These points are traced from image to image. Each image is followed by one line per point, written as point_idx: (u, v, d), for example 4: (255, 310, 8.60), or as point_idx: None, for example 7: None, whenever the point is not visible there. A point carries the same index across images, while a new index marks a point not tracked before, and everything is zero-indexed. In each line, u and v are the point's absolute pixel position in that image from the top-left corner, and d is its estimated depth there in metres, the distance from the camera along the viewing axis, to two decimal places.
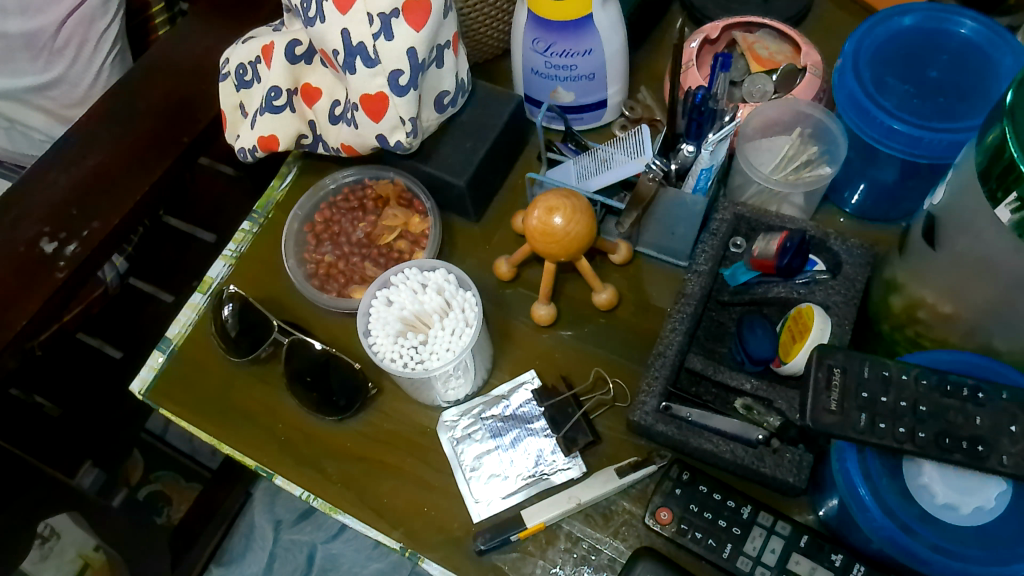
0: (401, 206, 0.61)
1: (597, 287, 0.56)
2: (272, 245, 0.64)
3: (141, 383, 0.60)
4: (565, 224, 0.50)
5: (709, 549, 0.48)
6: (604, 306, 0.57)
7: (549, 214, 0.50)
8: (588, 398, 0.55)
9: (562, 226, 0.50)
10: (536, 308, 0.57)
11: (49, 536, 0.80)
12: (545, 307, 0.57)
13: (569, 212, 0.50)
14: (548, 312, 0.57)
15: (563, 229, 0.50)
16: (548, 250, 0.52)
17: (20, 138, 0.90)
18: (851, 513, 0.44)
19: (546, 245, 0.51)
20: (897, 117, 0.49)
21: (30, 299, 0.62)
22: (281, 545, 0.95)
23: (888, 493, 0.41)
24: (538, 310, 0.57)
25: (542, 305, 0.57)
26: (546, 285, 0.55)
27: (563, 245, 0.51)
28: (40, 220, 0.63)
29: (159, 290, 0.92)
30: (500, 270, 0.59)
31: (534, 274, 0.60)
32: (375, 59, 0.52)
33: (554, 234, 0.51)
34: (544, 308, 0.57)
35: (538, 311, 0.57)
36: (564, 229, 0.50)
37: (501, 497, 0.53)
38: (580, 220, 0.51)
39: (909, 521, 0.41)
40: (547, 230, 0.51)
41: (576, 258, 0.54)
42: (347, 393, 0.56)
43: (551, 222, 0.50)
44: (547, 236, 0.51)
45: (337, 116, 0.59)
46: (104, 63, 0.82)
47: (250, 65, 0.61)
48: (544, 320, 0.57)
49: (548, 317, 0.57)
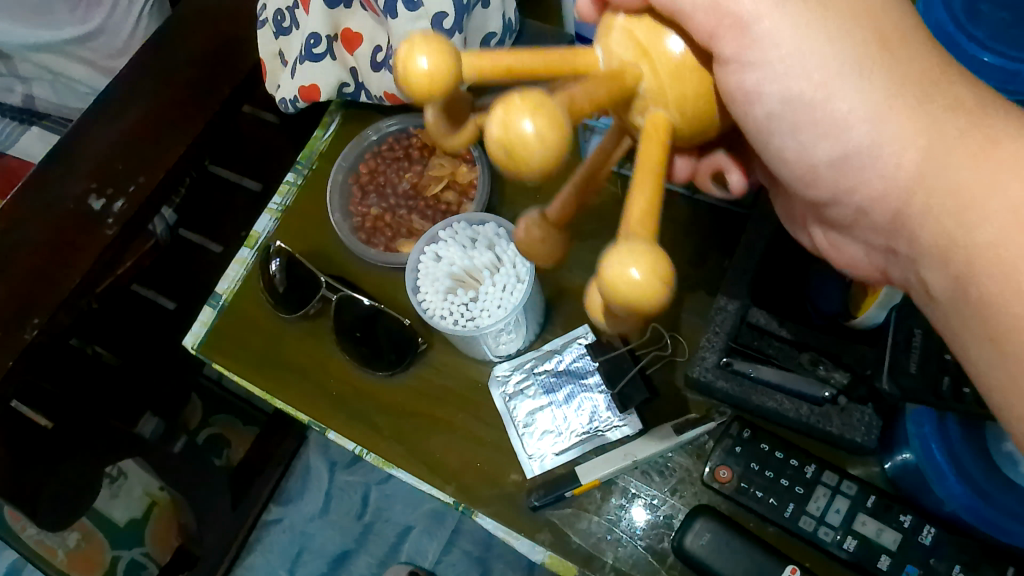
0: (447, 154, 0.60)
1: (646, 266, 0.21)
2: (318, 197, 0.62)
3: (192, 338, 0.60)
4: (670, 58, 0.24)
5: (770, 508, 0.47)
6: (625, 310, 0.22)
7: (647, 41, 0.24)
8: (645, 351, 0.53)
9: (649, 81, 0.24)
10: (432, 43, 0.22)
11: (117, 476, 0.94)
12: (441, 65, 0.22)
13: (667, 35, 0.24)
14: (440, 81, 0.23)
15: (652, 86, 0.24)
16: (593, 88, 0.22)
17: (65, 90, 0.86)
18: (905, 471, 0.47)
19: (617, 77, 0.23)
20: (989, 48, 0.43)
21: (81, 260, 0.57)
22: (336, 486, 0.95)
23: (937, 446, 0.44)
24: (510, 96, 0.20)
25: (439, 55, 0.22)
26: (493, 76, 0.23)
27: (639, 121, 0.24)
28: (87, 175, 0.58)
29: (207, 239, 0.93)
30: (398, 66, 0.23)
31: (524, 124, 0.20)
32: (417, 2, 0.50)
33: (603, 57, 0.24)
34: (536, 127, 0.20)
35: (424, 57, 0.22)
36: (670, 68, 0.24)
37: (554, 453, 0.53)
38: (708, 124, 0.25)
39: (963, 461, 0.44)
40: (628, 53, 0.24)
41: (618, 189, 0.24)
42: (397, 348, 0.56)
43: (664, 37, 0.24)
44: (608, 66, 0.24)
45: (379, 63, 0.57)
46: (141, 14, 0.76)
47: (287, 11, 0.59)
48: (490, 137, 0.21)
49: (520, 168, 0.21)
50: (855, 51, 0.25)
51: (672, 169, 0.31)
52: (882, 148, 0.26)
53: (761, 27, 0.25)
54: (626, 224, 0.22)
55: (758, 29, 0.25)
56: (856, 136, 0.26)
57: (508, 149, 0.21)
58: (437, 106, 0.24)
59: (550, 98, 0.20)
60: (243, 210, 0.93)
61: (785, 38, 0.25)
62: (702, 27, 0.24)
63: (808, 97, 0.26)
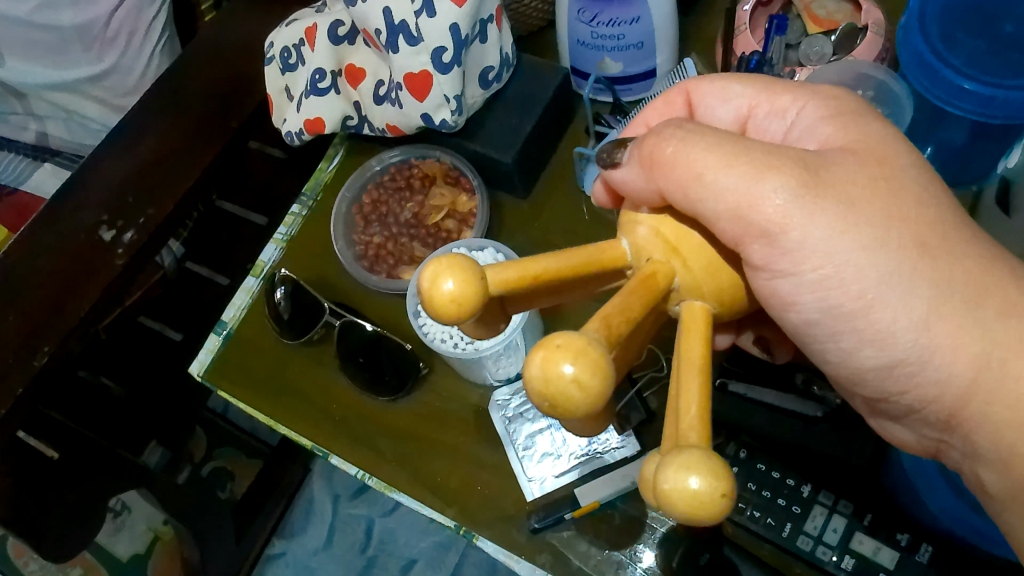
0: (448, 184, 0.62)
1: (706, 478, 0.22)
2: (322, 227, 0.64)
3: (198, 365, 0.61)
4: (699, 255, 0.28)
5: (767, 527, 0.47)
6: (692, 522, 0.23)
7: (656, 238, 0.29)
8: (641, 374, 0.54)
9: (684, 276, 0.28)
10: (454, 269, 0.26)
11: (121, 510, 0.93)
12: (466, 288, 0.25)
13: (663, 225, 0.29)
14: (466, 301, 0.26)
15: (687, 279, 0.28)
16: (635, 299, 0.26)
17: (79, 128, 0.89)
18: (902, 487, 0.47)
19: (653, 280, 0.27)
20: (968, 75, 0.45)
21: (91, 289, 0.58)
22: (340, 519, 0.95)
23: (932, 468, 0.45)
24: (550, 342, 0.23)
25: (463, 280, 0.25)
26: (523, 285, 0.27)
27: (681, 310, 0.29)
28: (98, 207, 0.60)
29: (215, 273, 0.94)
30: (424, 290, 0.26)
31: (565, 369, 0.23)
32: (419, 37, 0.52)
33: (631, 250, 0.29)
34: (576, 372, 0.23)
35: (449, 282, 0.25)
36: (702, 262, 0.28)
37: (554, 475, 0.53)
38: (738, 306, 0.30)
39: (958, 482, 0.44)
40: (658, 250, 0.28)
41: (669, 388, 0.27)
42: (399, 372, 0.57)
43: (689, 235, 0.29)
44: (640, 262, 0.29)
45: (381, 96, 0.59)
46: (154, 51, 0.79)
47: (293, 48, 0.62)
48: (532, 383, 0.24)
49: (570, 409, 0.23)
50: (885, 241, 0.28)
51: (715, 341, 0.41)
52: (885, 284, 0.29)
53: (790, 237, 0.28)
54: (687, 439, 0.24)
55: (788, 237, 0.28)
56: (824, 228, 0.28)
57: (552, 401, 0.23)
58: (465, 321, 0.27)
59: (588, 341, 0.23)
60: (249, 243, 0.95)
61: (821, 243, 0.28)
62: (728, 232, 0.28)
63: (817, 236, 0.28)
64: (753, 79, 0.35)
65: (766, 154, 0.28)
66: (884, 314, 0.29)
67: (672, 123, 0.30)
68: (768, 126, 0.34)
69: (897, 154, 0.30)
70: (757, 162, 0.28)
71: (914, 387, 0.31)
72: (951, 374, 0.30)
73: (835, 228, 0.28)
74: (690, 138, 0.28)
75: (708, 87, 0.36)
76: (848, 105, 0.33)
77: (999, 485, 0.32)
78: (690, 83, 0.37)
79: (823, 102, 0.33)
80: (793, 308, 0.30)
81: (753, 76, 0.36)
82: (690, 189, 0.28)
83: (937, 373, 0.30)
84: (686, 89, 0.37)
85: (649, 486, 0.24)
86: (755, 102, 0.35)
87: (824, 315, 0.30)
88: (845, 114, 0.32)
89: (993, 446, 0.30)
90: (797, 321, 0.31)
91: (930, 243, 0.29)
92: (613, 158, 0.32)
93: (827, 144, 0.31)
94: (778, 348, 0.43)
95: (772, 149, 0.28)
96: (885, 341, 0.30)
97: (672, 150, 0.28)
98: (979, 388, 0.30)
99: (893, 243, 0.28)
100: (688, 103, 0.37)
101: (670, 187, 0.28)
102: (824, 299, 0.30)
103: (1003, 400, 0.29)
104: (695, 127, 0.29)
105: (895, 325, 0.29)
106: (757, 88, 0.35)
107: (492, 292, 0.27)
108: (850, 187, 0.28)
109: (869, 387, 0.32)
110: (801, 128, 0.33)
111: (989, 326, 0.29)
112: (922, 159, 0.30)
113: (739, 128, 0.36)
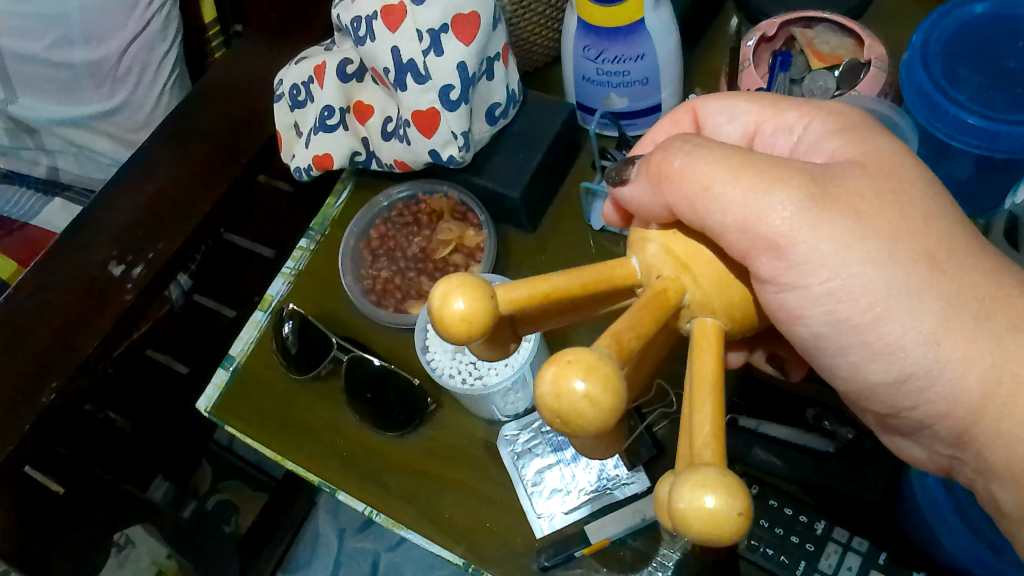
0: (455, 220, 0.62)
1: (720, 495, 0.22)
2: (330, 262, 0.64)
3: (205, 400, 0.60)
4: (708, 270, 0.29)
5: (781, 566, 0.47)
6: (708, 542, 0.23)
7: (667, 253, 0.29)
8: (650, 410, 0.54)
9: (695, 292, 0.28)
10: (464, 287, 0.26)
11: (124, 545, 0.84)
12: (476, 307, 0.26)
13: (672, 241, 0.29)
14: (477, 320, 0.26)
15: (697, 295, 0.29)
16: (646, 315, 0.26)
17: (89, 163, 0.88)
18: (914, 525, 0.46)
19: (664, 296, 0.28)
20: (971, 110, 0.45)
21: (99, 324, 0.58)
22: (345, 552, 0.94)
23: (945, 502, 0.44)
24: (560, 358, 0.24)
25: (473, 298, 0.26)
26: (533, 303, 0.27)
27: (693, 327, 0.29)
28: (108, 243, 0.60)
29: (221, 305, 0.95)
30: (434, 308, 0.27)
31: (576, 385, 0.23)
32: (426, 75, 0.53)
33: (641, 267, 0.29)
34: (587, 388, 0.23)
35: (460, 300, 0.26)
36: (711, 276, 0.29)
37: (563, 511, 0.53)
38: (749, 323, 0.30)
39: (972, 517, 0.44)
40: (667, 267, 0.29)
41: (683, 406, 0.27)
42: (407, 409, 0.57)
43: (698, 251, 0.29)
44: (650, 279, 0.29)
45: (389, 133, 0.60)
46: (164, 90, 0.79)
47: (302, 84, 0.62)
48: (543, 401, 0.24)
49: (582, 426, 0.23)
50: (894, 253, 0.28)
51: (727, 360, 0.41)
52: (889, 315, 0.28)
53: (799, 250, 0.28)
54: (702, 456, 0.24)
55: (796, 250, 0.28)
56: (832, 246, 0.28)
57: (563, 417, 0.23)
58: (476, 339, 0.27)
59: (598, 356, 0.23)
60: (257, 276, 0.95)
61: (828, 258, 0.28)
62: (737, 245, 0.28)
63: (824, 265, 0.28)
64: (760, 97, 0.36)
65: (773, 167, 0.28)
66: (893, 328, 0.29)
67: (679, 139, 0.31)
68: (774, 144, 0.35)
69: (904, 168, 0.31)
70: (764, 174, 0.28)
71: (924, 402, 0.31)
72: (961, 389, 0.29)
73: (842, 240, 0.28)
74: (697, 153, 0.29)
75: (714, 105, 0.37)
76: (854, 120, 0.33)
77: (1012, 502, 0.31)
78: (697, 101, 0.38)
79: (828, 118, 0.33)
80: (802, 322, 0.30)
81: (759, 94, 0.36)
82: (699, 202, 0.28)
83: (947, 389, 0.30)
84: (693, 107, 0.38)
85: (663, 505, 0.24)
86: (762, 119, 0.35)
87: (833, 329, 0.30)
88: (851, 129, 0.32)
89: (1005, 462, 0.30)
90: (806, 335, 0.31)
91: (937, 263, 0.29)
92: (622, 177, 0.34)
93: (836, 157, 0.31)
94: (792, 366, 0.42)
95: (779, 162, 0.29)
96: (895, 355, 0.29)
97: (681, 163, 0.29)
98: (988, 409, 0.30)
99: (900, 280, 0.28)
100: (695, 121, 0.38)
101: (678, 201, 0.29)
102: (832, 313, 0.29)
103: (1013, 430, 0.29)
104: (702, 143, 0.30)
105: (905, 339, 0.29)
106: (764, 106, 0.35)
107: (502, 310, 0.27)
108: (856, 209, 0.28)
109: (879, 402, 0.32)
110: (808, 143, 0.33)
111: (1000, 340, 0.29)
112: (929, 193, 0.30)
113: (747, 145, 0.36)
